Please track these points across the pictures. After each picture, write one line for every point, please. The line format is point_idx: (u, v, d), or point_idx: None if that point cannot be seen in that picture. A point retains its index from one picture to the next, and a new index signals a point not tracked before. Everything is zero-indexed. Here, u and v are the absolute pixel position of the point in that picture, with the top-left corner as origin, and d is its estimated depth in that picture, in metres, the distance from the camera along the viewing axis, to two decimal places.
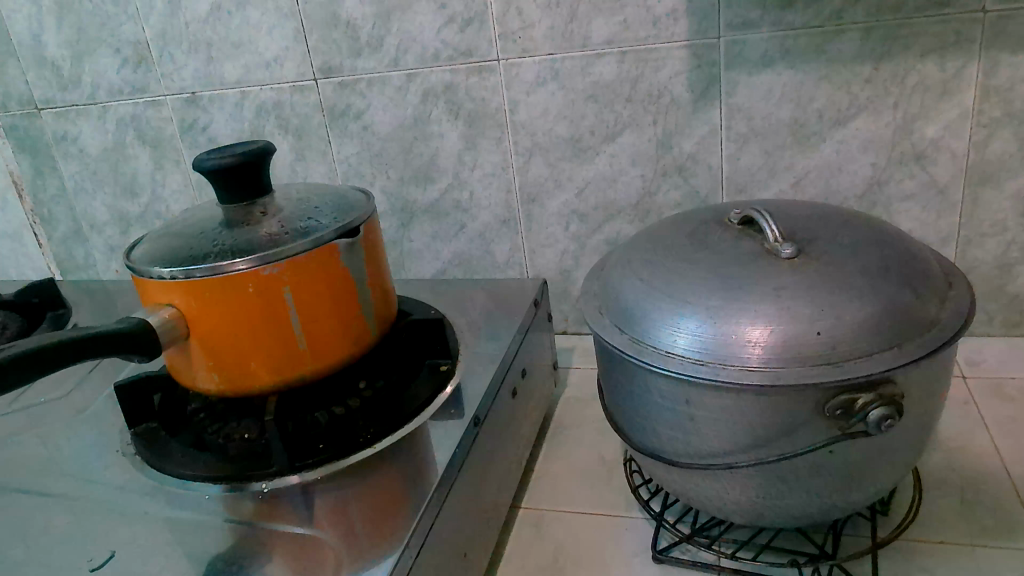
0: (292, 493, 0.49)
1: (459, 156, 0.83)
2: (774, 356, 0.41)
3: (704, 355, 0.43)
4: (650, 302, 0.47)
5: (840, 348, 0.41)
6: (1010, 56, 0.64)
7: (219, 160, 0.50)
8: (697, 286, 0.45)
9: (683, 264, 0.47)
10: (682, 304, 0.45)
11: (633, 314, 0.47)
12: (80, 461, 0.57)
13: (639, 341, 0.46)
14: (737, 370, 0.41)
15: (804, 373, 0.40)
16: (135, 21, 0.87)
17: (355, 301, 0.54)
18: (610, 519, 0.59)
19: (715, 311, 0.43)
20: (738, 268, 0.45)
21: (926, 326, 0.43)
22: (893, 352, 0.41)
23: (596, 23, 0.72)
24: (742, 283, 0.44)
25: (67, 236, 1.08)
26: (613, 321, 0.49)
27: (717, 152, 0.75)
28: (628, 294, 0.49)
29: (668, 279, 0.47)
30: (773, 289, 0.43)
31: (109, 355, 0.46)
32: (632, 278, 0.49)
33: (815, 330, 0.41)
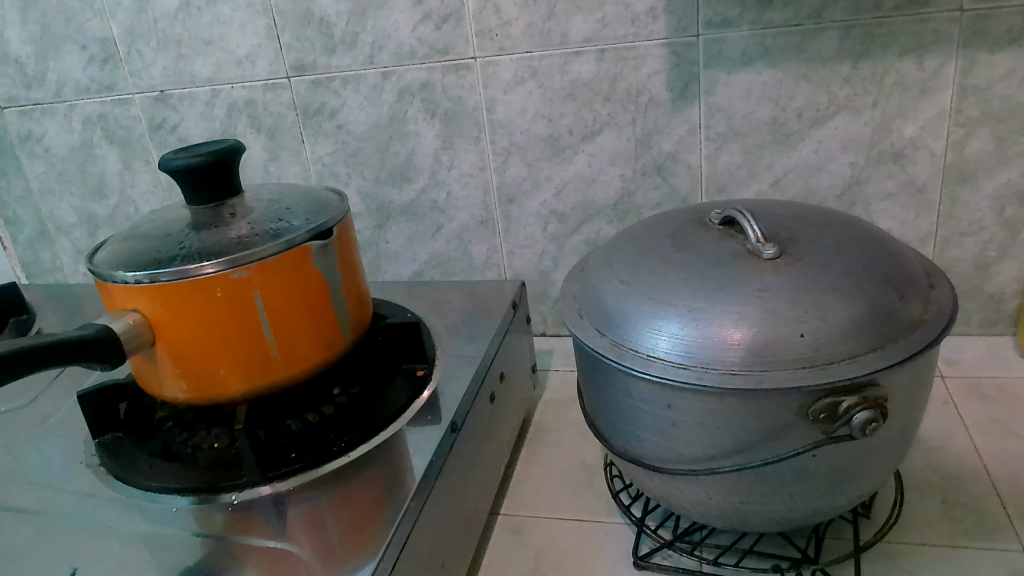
0: (265, 504, 0.47)
1: (436, 155, 0.82)
2: (758, 359, 0.40)
3: (687, 358, 0.42)
4: (631, 304, 0.46)
5: (825, 352, 0.40)
6: (988, 56, 0.64)
7: (187, 160, 0.49)
8: (680, 288, 0.44)
9: (665, 265, 0.46)
10: (661, 308, 0.44)
11: (614, 317, 0.46)
12: (45, 472, 0.55)
13: (620, 345, 0.45)
14: (721, 374, 0.41)
15: (788, 376, 0.40)
16: (102, 17, 0.85)
17: (328, 304, 0.52)
18: (591, 524, 0.58)
19: (697, 314, 0.43)
20: (721, 269, 0.44)
21: (909, 329, 0.42)
22: (877, 354, 0.40)
23: (574, 21, 0.71)
24: (724, 285, 0.43)
25: (33, 239, 1.06)
26: (593, 324, 0.48)
27: (697, 151, 0.74)
28: (608, 297, 0.48)
29: (647, 282, 0.46)
30: (756, 291, 0.42)
31: (88, 360, 0.45)
32: (612, 280, 0.48)
33: (798, 333, 0.41)
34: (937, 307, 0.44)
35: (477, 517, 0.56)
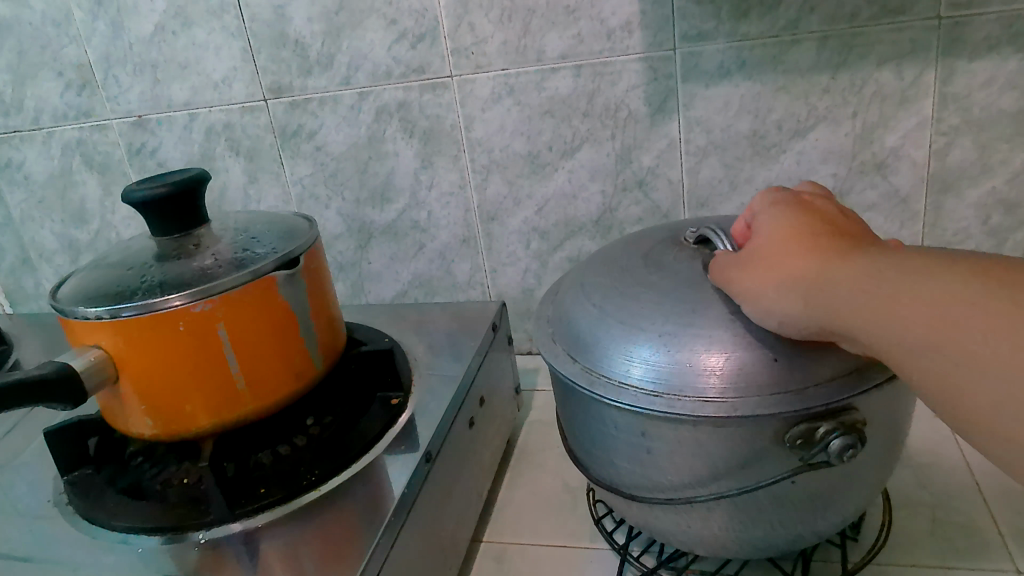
0: (235, 542, 0.46)
1: (415, 175, 0.81)
2: (732, 385, 0.39)
3: (659, 385, 0.41)
4: (603, 329, 0.45)
5: (799, 376, 0.39)
6: (967, 64, 0.63)
7: (149, 191, 0.48)
8: (651, 312, 0.43)
9: (637, 288, 0.45)
10: (631, 333, 0.43)
11: (586, 342, 0.45)
12: (13, 510, 0.54)
13: (592, 371, 0.44)
14: (694, 401, 0.39)
15: (763, 402, 0.38)
16: (78, 44, 0.84)
17: (297, 334, 0.51)
18: (574, 551, 0.57)
19: (669, 339, 0.41)
20: (694, 292, 0.43)
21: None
22: (852, 377, 0.39)
23: (549, 37, 0.70)
24: (695, 308, 0.42)
25: (16, 266, 1.05)
26: (565, 350, 0.47)
27: (677, 165, 0.73)
28: (580, 321, 0.47)
29: (617, 306, 0.45)
30: (728, 314, 0.41)
31: (47, 400, 0.43)
32: (584, 303, 0.47)
33: (772, 356, 0.40)
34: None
35: (456, 546, 0.55)
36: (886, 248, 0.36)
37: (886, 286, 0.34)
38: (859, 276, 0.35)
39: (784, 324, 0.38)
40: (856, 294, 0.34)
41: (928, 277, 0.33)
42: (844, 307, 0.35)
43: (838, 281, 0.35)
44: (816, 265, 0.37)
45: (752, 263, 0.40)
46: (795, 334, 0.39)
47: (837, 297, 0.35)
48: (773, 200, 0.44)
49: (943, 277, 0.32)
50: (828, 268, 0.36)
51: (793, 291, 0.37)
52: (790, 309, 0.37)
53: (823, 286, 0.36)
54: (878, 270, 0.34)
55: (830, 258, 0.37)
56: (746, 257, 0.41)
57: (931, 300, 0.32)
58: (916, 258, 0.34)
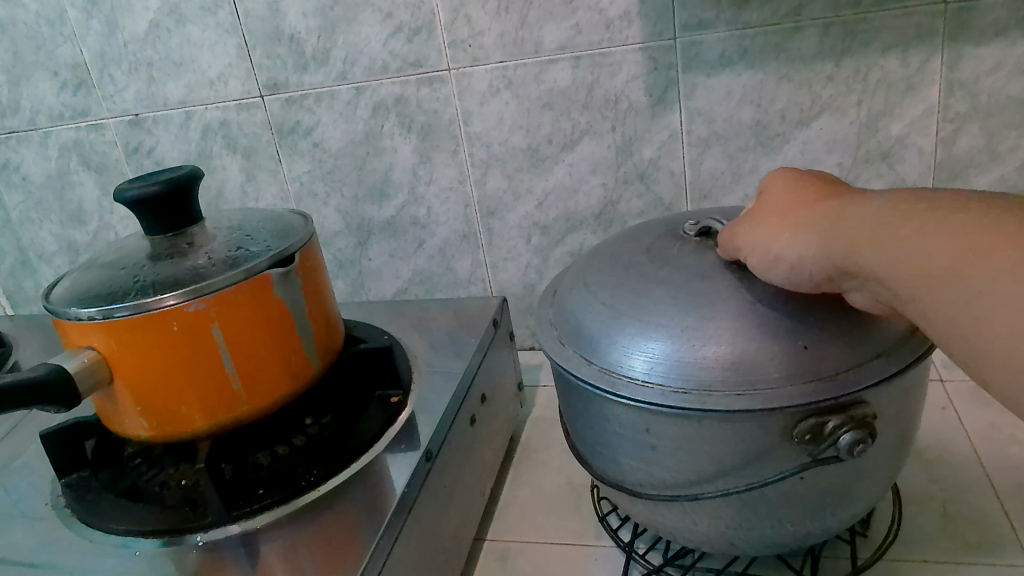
0: (233, 545, 0.45)
1: (414, 170, 0.80)
2: (765, 377, 0.38)
3: (687, 382, 0.39)
4: (618, 329, 0.43)
5: (825, 364, 0.38)
6: (974, 49, 0.62)
7: (141, 190, 0.47)
8: (668, 307, 0.41)
9: (647, 283, 0.44)
10: (653, 329, 0.41)
11: (600, 344, 0.43)
12: (10, 515, 0.53)
13: (610, 372, 0.42)
14: (727, 395, 0.38)
15: (797, 392, 0.37)
16: (72, 43, 0.83)
17: (293, 332, 0.50)
18: (578, 549, 0.56)
19: (692, 333, 0.40)
20: (708, 284, 0.42)
21: (905, 338, 0.41)
22: (879, 362, 0.39)
23: (547, 28, 0.69)
24: (713, 301, 0.41)
25: (15, 268, 1.04)
26: (577, 351, 0.45)
27: (679, 157, 0.72)
28: (592, 322, 0.45)
29: (633, 303, 0.43)
30: (747, 306, 0.40)
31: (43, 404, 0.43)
32: (592, 304, 0.46)
33: (800, 345, 0.39)
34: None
35: (458, 546, 0.54)
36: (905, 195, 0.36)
37: (900, 218, 0.33)
38: (873, 213, 0.35)
39: (797, 271, 0.38)
40: (867, 229, 0.34)
41: (941, 207, 0.32)
42: (854, 244, 0.35)
43: (852, 220, 0.35)
44: (836, 211, 0.37)
45: (763, 218, 0.41)
46: (811, 283, 0.38)
47: (850, 234, 0.35)
48: (790, 174, 0.44)
49: (955, 205, 0.32)
50: (844, 212, 0.36)
51: (808, 236, 0.37)
52: (806, 253, 0.37)
53: (838, 227, 0.36)
54: (893, 207, 0.34)
55: (849, 204, 0.37)
56: (760, 214, 0.42)
57: (942, 226, 0.31)
58: (933, 195, 0.34)
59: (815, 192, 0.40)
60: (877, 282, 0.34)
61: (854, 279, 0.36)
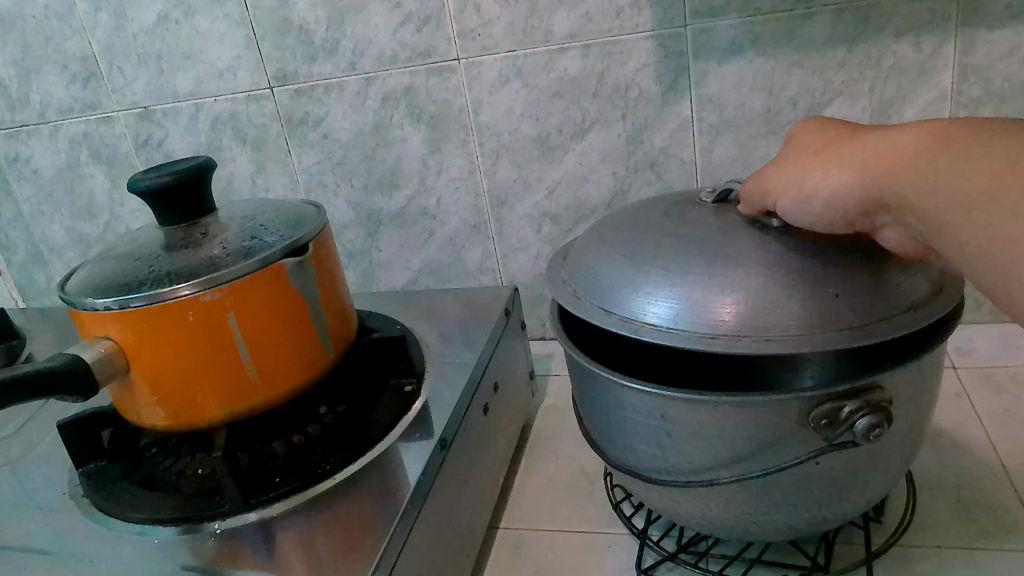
0: (250, 532, 0.45)
1: (423, 161, 0.80)
2: (794, 322, 0.38)
3: (715, 327, 0.39)
4: (642, 278, 0.42)
5: (854, 316, 0.38)
6: (988, 34, 0.61)
7: (155, 180, 0.47)
8: (695, 258, 0.41)
9: (670, 240, 0.43)
10: (680, 278, 0.41)
11: (622, 294, 0.43)
12: (29, 504, 0.54)
13: (634, 320, 0.41)
14: (757, 340, 0.38)
15: (828, 339, 0.37)
16: (81, 36, 0.83)
17: (308, 321, 0.50)
18: (592, 536, 0.56)
19: (719, 282, 0.40)
20: (732, 240, 0.42)
21: (931, 296, 0.41)
22: (909, 315, 0.39)
23: (557, 16, 0.69)
24: (738, 254, 0.41)
25: (27, 261, 1.05)
26: (596, 303, 0.44)
27: (690, 145, 0.72)
28: (613, 275, 0.44)
29: (658, 256, 0.43)
30: (772, 259, 0.40)
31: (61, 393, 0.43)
32: (612, 259, 0.45)
33: (829, 293, 0.39)
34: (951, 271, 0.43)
35: (473, 534, 0.54)
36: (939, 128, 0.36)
37: (940, 146, 0.34)
38: (911, 145, 0.35)
39: (830, 207, 0.38)
40: (907, 159, 0.35)
41: (981, 138, 0.33)
42: (893, 174, 0.35)
43: (890, 151, 0.36)
44: (872, 143, 0.37)
45: (795, 160, 0.41)
46: (842, 220, 0.39)
47: (889, 165, 0.35)
48: (813, 122, 0.44)
49: (995, 136, 0.33)
50: (880, 144, 0.37)
51: (843, 169, 0.38)
52: (840, 187, 0.37)
53: (876, 159, 0.36)
54: (931, 138, 0.35)
55: (884, 137, 0.37)
56: (792, 155, 0.42)
57: (984, 155, 0.32)
58: (970, 126, 0.34)
59: (844, 132, 0.41)
60: (914, 213, 0.35)
61: (889, 211, 0.36)
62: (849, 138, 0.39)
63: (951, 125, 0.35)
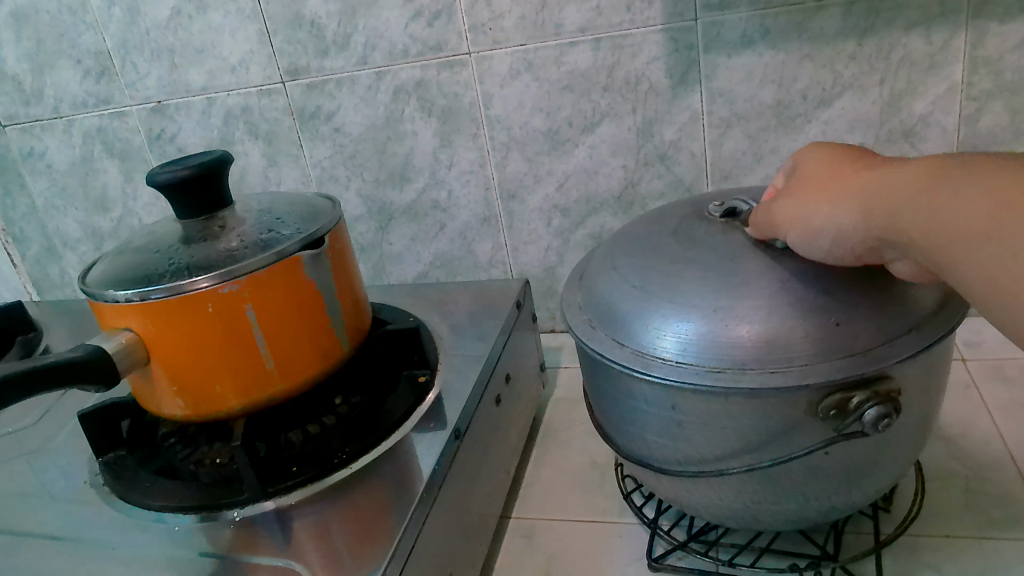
0: (268, 520, 0.46)
1: (434, 154, 0.81)
2: (798, 353, 0.39)
3: (721, 362, 0.39)
4: (651, 309, 0.43)
5: (860, 340, 0.39)
6: (999, 26, 0.61)
7: (173, 174, 0.48)
8: (701, 287, 0.42)
9: (677, 264, 0.44)
10: (686, 310, 0.42)
11: (632, 326, 0.44)
12: (51, 493, 0.55)
13: (645, 354, 0.42)
14: (762, 373, 0.38)
15: (832, 367, 0.38)
16: (94, 30, 0.84)
17: (323, 313, 0.51)
18: (603, 526, 0.57)
19: (724, 313, 0.40)
20: (739, 262, 0.42)
21: (936, 310, 0.41)
22: (915, 334, 0.39)
23: (568, 10, 0.69)
24: (748, 280, 0.41)
25: (41, 255, 1.06)
26: (610, 335, 0.45)
27: (700, 139, 0.72)
28: (622, 304, 0.45)
29: (666, 283, 0.43)
30: (780, 282, 0.41)
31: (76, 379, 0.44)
32: (622, 286, 0.46)
33: (833, 321, 0.39)
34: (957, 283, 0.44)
35: (486, 523, 0.55)
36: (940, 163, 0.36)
37: (941, 181, 0.34)
38: (914, 186, 0.35)
39: (838, 242, 0.38)
40: (911, 202, 0.35)
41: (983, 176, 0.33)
42: (899, 216, 0.35)
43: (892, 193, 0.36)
44: (874, 183, 0.37)
45: (799, 190, 0.41)
46: (850, 254, 0.39)
47: (893, 206, 0.35)
48: (816, 147, 0.44)
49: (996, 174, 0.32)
50: (882, 184, 0.36)
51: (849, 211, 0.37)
52: (845, 223, 0.37)
53: (880, 195, 0.36)
54: (933, 178, 0.35)
55: (887, 176, 0.37)
56: (795, 186, 0.42)
57: (985, 194, 0.32)
58: (971, 163, 0.34)
59: (847, 162, 0.40)
60: (920, 250, 0.35)
61: (895, 247, 0.37)
62: (851, 172, 0.39)
63: (953, 160, 0.35)
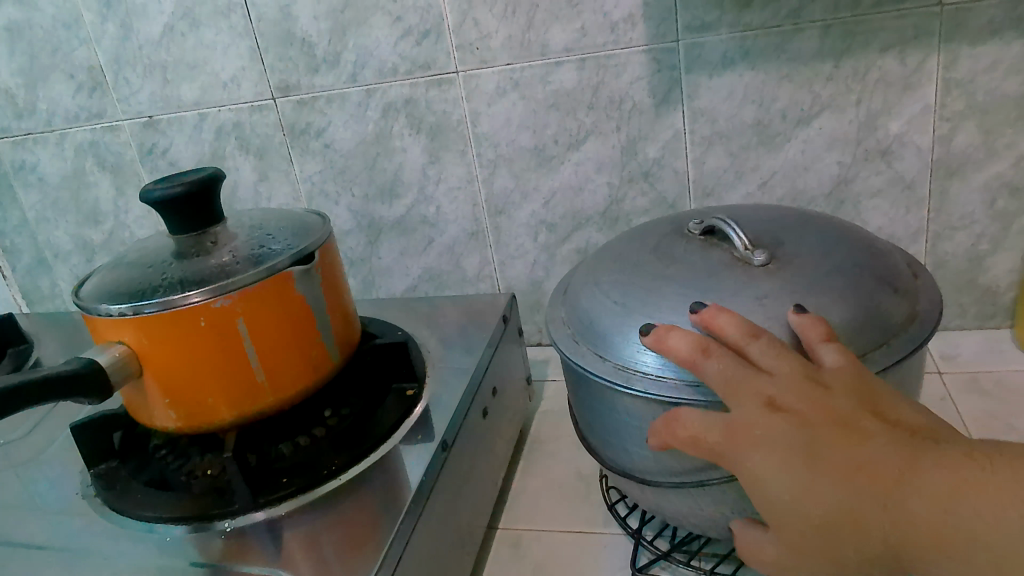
0: (259, 531, 0.47)
1: (423, 170, 0.82)
2: None
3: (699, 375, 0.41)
4: (632, 325, 0.44)
5: None
6: (970, 49, 0.63)
7: (166, 191, 0.49)
8: (680, 304, 0.43)
9: (657, 281, 0.45)
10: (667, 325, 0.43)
11: (614, 341, 0.45)
12: (43, 503, 0.55)
13: (626, 369, 0.44)
14: None
15: None
16: (87, 46, 0.85)
17: (314, 327, 0.52)
18: (588, 536, 0.58)
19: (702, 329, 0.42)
20: (717, 279, 0.44)
21: (905, 324, 0.43)
22: (884, 347, 0.41)
23: (553, 31, 0.71)
24: (724, 297, 0.43)
25: (31, 267, 1.06)
26: (592, 349, 0.46)
27: (683, 156, 0.74)
28: (604, 319, 0.46)
29: (646, 301, 0.45)
30: (756, 299, 0.42)
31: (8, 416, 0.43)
32: (604, 301, 0.47)
33: None
34: (926, 299, 0.45)
35: (473, 534, 0.56)
36: (913, 462, 0.32)
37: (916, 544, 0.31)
38: (926, 532, 0.30)
39: None
40: (930, 550, 0.30)
41: (1005, 526, 0.29)
42: (910, 554, 0.31)
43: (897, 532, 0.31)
44: (860, 511, 0.32)
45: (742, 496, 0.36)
46: None
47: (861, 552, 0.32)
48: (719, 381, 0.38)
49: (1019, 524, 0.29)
50: (872, 517, 0.31)
51: (847, 547, 0.32)
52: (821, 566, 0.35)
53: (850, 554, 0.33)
54: (937, 514, 0.30)
55: (870, 496, 0.32)
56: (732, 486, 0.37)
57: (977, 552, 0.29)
58: (967, 490, 0.30)
59: (790, 439, 0.34)
60: None
61: None
62: (808, 465, 0.33)
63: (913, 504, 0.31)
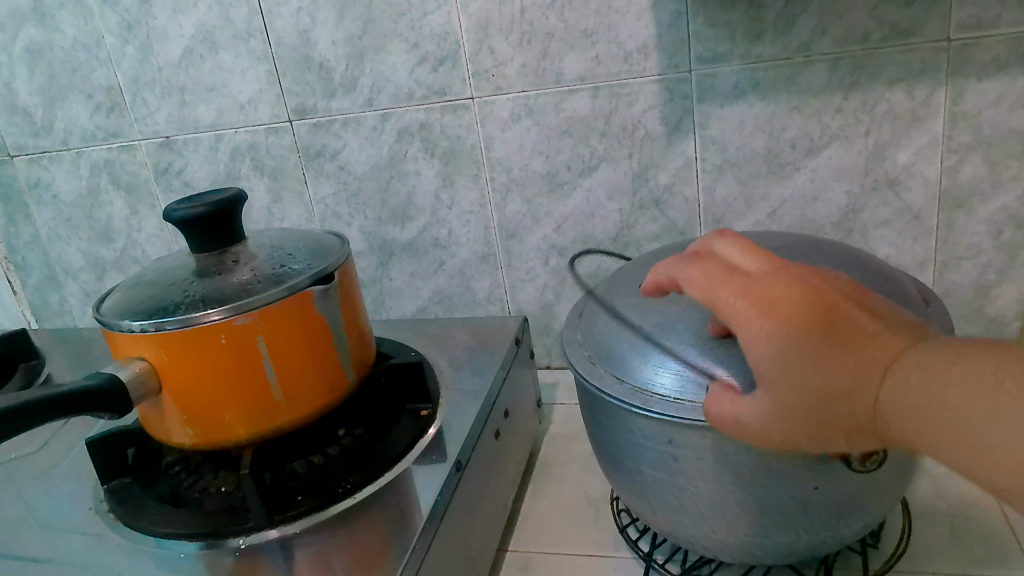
0: (272, 548, 0.47)
1: (436, 194, 0.83)
2: None
3: None
4: (649, 347, 0.45)
5: None
6: (976, 83, 0.65)
7: (190, 210, 0.50)
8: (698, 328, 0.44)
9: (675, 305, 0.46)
10: (684, 348, 0.44)
11: (631, 363, 0.46)
12: (55, 518, 0.56)
13: (642, 390, 0.44)
14: None
15: None
16: (107, 67, 0.87)
17: (331, 346, 0.53)
18: (598, 559, 0.58)
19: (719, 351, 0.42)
20: None
21: None
22: None
23: (568, 59, 0.72)
24: None
25: (42, 283, 1.07)
26: (609, 371, 0.47)
27: (694, 183, 0.75)
28: (622, 341, 0.47)
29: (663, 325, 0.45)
30: None
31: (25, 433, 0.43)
32: (622, 325, 0.48)
33: None
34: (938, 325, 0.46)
35: (483, 554, 0.56)
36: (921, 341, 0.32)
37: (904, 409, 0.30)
38: (907, 389, 0.30)
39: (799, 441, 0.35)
40: (900, 414, 0.31)
41: (974, 394, 0.28)
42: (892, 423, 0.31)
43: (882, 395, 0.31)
44: (849, 369, 0.32)
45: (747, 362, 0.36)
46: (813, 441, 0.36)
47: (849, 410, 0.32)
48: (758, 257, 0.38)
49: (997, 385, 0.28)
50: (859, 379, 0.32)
51: (833, 411, 0.33)
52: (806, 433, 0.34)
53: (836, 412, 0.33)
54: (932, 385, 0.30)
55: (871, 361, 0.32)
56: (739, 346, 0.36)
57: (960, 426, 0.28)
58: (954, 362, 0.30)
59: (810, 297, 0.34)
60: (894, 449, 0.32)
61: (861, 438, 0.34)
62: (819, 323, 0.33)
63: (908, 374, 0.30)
